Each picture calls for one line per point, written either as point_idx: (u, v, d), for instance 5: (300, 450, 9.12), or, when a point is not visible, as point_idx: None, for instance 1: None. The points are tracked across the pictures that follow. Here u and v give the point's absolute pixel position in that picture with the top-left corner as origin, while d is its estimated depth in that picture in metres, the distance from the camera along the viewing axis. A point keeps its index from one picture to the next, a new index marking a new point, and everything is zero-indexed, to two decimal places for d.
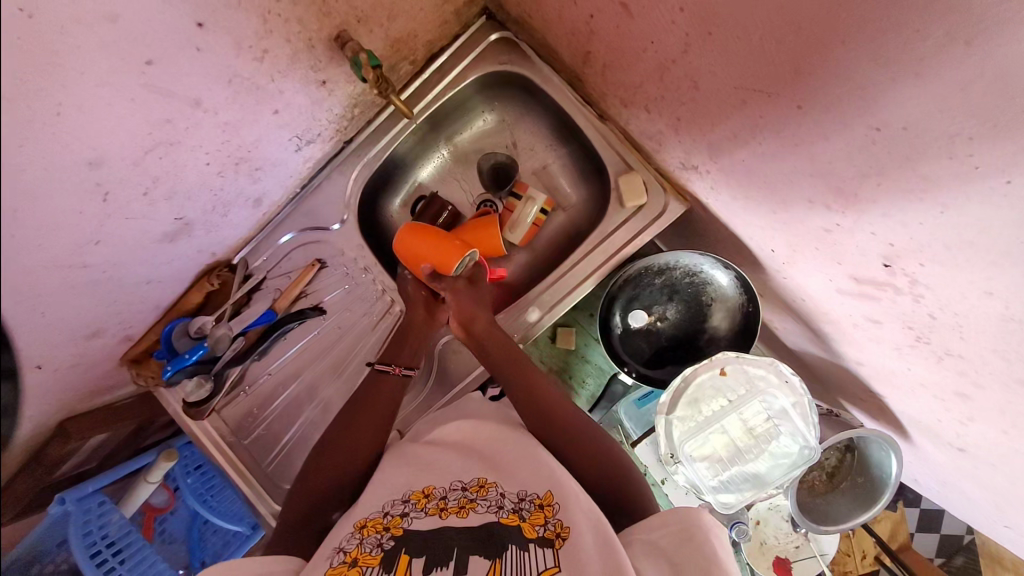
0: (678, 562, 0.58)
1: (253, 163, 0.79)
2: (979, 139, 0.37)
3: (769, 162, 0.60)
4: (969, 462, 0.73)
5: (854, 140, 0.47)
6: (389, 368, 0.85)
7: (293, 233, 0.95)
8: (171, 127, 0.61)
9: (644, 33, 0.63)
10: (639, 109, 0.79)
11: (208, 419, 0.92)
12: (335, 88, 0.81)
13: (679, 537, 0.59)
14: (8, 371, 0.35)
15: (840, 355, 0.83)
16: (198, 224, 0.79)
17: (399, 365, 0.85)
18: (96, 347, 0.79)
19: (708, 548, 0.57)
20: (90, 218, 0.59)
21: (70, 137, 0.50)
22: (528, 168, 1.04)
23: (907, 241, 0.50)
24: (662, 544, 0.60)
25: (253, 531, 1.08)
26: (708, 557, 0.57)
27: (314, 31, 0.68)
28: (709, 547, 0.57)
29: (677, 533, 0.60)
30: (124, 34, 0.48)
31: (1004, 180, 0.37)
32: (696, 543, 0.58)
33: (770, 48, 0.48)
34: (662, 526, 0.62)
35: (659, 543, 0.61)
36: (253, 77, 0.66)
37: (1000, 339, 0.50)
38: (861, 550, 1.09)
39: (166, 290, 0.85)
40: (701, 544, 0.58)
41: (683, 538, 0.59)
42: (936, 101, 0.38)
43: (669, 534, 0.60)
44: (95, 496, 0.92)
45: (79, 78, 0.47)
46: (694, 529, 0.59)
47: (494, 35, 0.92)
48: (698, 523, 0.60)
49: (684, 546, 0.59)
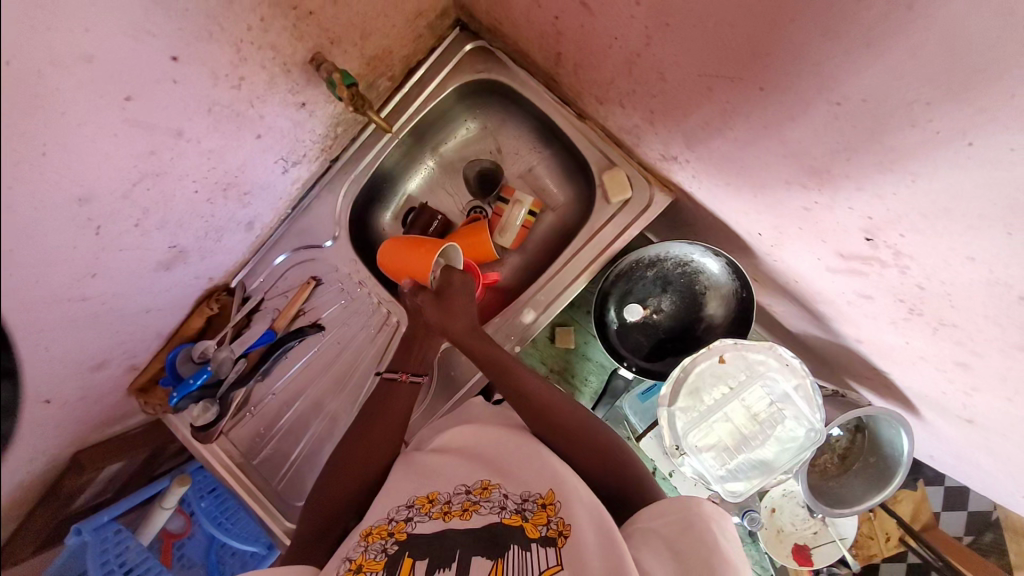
0: (679, 550, 0.57)
1: (242, 187, 0.81)
2: (934, 104, 0.37)
3: (743, 146, 0.60)
4: (979, 434, 0.72)
5: (818, 116, 0.47)
6: (396, 376, 0.84)
7: (287, 253, 0.97)
8: (156, 158, 0.63)
9: (608, 29, 0.64)
10: (615, 104, 0.79)
11: (217, 442, 0.94)
12: (315, 109, 0.83)
13: (680, 525, 0.59)
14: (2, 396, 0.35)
15: (839, 334, 0.82)
16: (193, 251, 0.81)
17: (405, 373, 0.85)
18: (102, 378, 0.81)
19: (709, 536, 0.57)
20: (85, 252, 0.61)
21: (58, 175, 0.52)
22: (514, 172, 1.05)
23: (885, 214, 0.50)
24: (664, 532, 0.60)
25: (270, 551, 1.09)
26: (710, 546, 0.56)
27: (288, 55, 0.70)
28: (710, 537, 0.57)
29: (679, 521, 0.60)
30: (101, 73, 0.50)
31: (965, 143, 0.38)
32: (697, 532, 0.58)
33: (726, 33, 0.48)
34: (664, 515, 0.61)
35: (660, 531, 0.60)
36: (232, 104, 0.68)
37: (992, 305, 0.49)
38: (884, 532, 1.06)
39: (168, 317, 0.87)
40: (702, 534, 0.57)
41: (683, 527, 0.59)
42: (888, 71, 0.38)
43: (669, 523, 0.60)
44: (112, 524, 0.93)
45: (62, 119, 0.49)
46: (695, 518, 0.59)
47: (469, 45, 0.94)
48: (699, 512, 0.59)
49: (685, 534, 0.58)
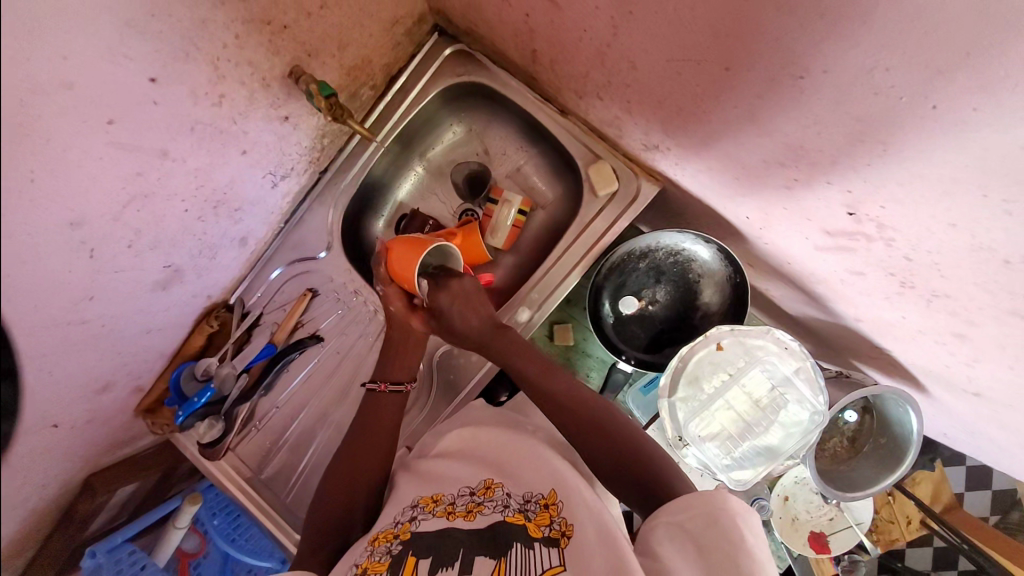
0: (704, 546, 0.57)
1: (232, 204, 0.82)
2: (894, 69, 0.37)
3: (718, 129, 0.60)
4: (986, 406, 0.70)
5: (784, 92, 0.47)
6: (375, 386, 0.85)
7: (282, 267, 0.98)
8: (144, 179, 0.64)
9: (576, 23, 0.64)
10: (592, 97, 0.80)
11: (224, 458, 0.94)
12: (298, 121, 0.84)
13: (705, 521, 0.58)
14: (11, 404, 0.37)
15: (837, 313, 0.81)
16: (188, 270, 0.82)
17: (385, 382, 0.85)
18: (108, 400, 0.82)
19: (735, 533, 0.56)
20: (80, 275, 0.62)
21: (49, 201, 0.54)
22: (502, 173, 1.06)
23: (863, 186, 0.49)
24: (688, 526, 0.59)
25: (282, 565, 1.06)
26: (735, 541, 0.55)
27: (266, 70, 0.72)
28: (736, 534, 0.56)
29: (703, 516, 0.58)
30: (83, 98, 0.52)
31: (930, 106, 0.37)
32: (723, 528, 0.57)
33: (686, 15, 0.48)
34: (689, 509, 0.60)
35: (685, 526, 0.59)
36: (215, 122, 0.69)
37: (979, 272, 0.48)
38: (905, 516, 1.01)
39: (168, 337, 0.88)
40: (728, 530, 0.56)
41: (709, 522, 0.58)
42: (845, 40, 0.38)
43: (692, 518, 0.59)
44: (124, 546, 0.94)
45: (47, 145, 0.51)
46: (720, 513, 0.58)
47: (448, 49, 0.95)
48: (725, 508, 0.58)
49: (711, 530, 0.57)
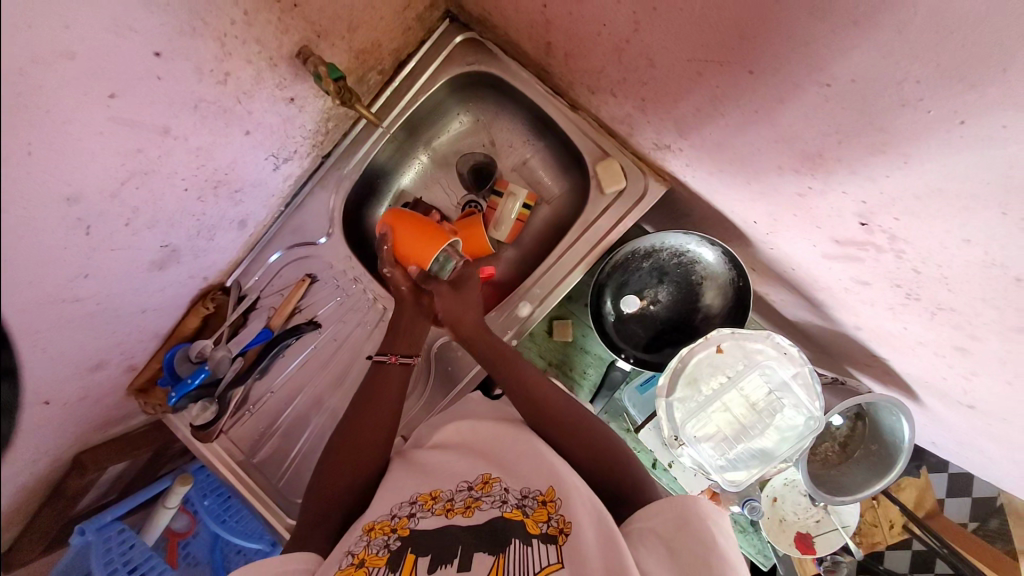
0: (676, 549, 0.57)
1: (232, 185, 0.80)
2: (925, 82, 0.37)
3: (734, 132, 0.60)
4: (980, 419, 0.71)
5: (808, 100, 0.46)
6: (386, 358, 0.84)
7: (281, 251, 0.97)
8: (143, 156, 0.62)
9: (595, 16, 0.63)
10: (606, 93, 0.79)
11: (217, 441, 0.93)
12: (304, 104, 0.82)
13: (677, 524, 0.59)
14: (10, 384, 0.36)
15: (838, 321, 0.81)
16: (185, 251, 0.80)
17: (396, 354, 0.85)
18: (100, 379, 0.80)
19: (705, 535, 0.57)
20: (75, 252, 0.61)
21: (45, 175, 0.52)
22: (508, 165, 1.05)
23: (878, 197, 0.49)
24: (660, 530, 0.60)
25: (273, 548, 1.09)
26: (706, 543, 0.56)
27: (274, 50, 0.70)
28: (707, 536, 0.57)
29: (675, 519, 0.59)
30: (85, 70, 0.50)
31: (957, 122, 0.37)
32: (694, 531, 0.57)
33: (712, 14, 0.47)
34: (660, 513, 0.61)
35: (656, 530, 0.60)
36: (219, 100, 0.67)
37: (988, 288, 0.48)
38: (887, 520, 1.05)
39: (164, 318, 0.87)
40: (699, 533, 0.57)
41: (680, 526, 0.58)
42: (878, 50, 0.37)
43: (665, 522, 0.60)
44: (114, 524, 0.92)
45: (46, 117, 0.49)
46: (691, 516, 0.59)
47: (459, 37, 0.93)
48: (697, 511, 0.59)
49: (683, 533, 0.58)
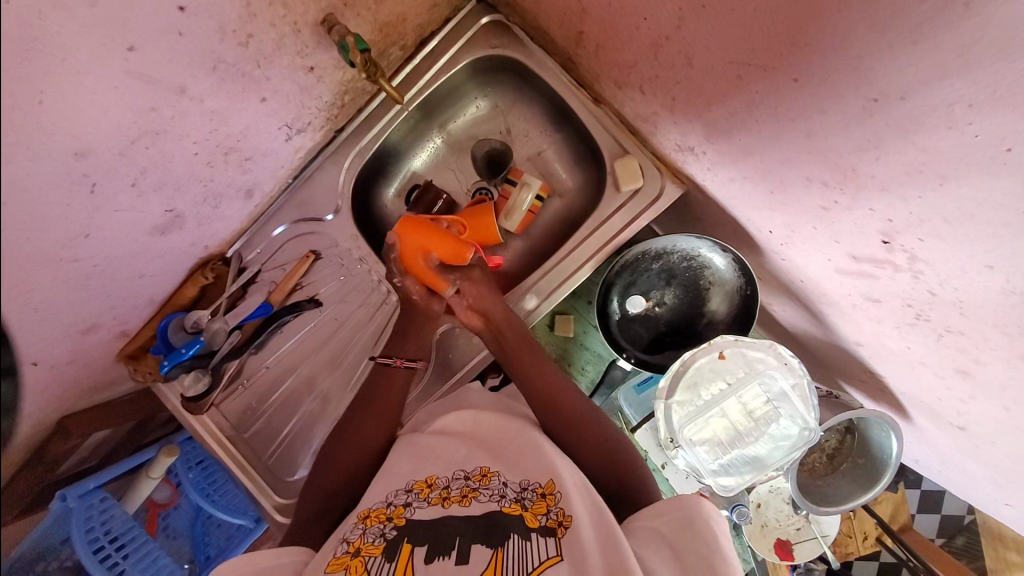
0: (680, 550, 0.58)
1: (242, 152, 0.78)
2: (977, 106, 0.37)
3: (766, 138, 0.60)
4: (969, 440, 0.72)
5: (852, 112, 0.47)
6: (391, 361, 0.83)
7: (286, 224, 0.94)
8: (157, 116, 0.60)
9: (637, 10, 0.64)
10: (634, 90, 0.79)
11: (207, 413, 0.90)
12: (323, 74, 0.80)
13: (681, 525, 0.60)
14: (6, 367, 0.34)
15: (841, 336, 0.82)
16: (190, 216, 0.78)
17: (400, 358, 0.84)
18: (92, 342, 0.77)
19: (710, 537, 0.58)
20: (78, 210, 0.58)
21: (54, 126, 0.50)
22: (523, 154, 1.03)
23: (905, 217, 0.50)
24: (664, 531, 0.61)
25: (256, 525, 1.07)
26: (711, 546, 0.57)
27: (299, 14, 0.68)
28: (711, 537, 0.58)
29: (679, 521, 0.60)
30: (105, 19, 0.48)
31: (1004, 149, 0.37)
32: (698, 531, 0.59)
33: (765, 18, 0.48)
34: (663, 514, 0.62)
35: (661, 530, 0.61)
36: (238, 64, 0.66)
37: (1003, 315, 0.49)
38: (862, 532, 1.06)
39: (160, 284, 0.84)
40: (703, 534, 0.58)
41: (685, 526, 0.59)
42: (935, 68, 0.38)
43: (669, 523, 0.61)
44: (97, 492, 0.90)
45: (60, 65, 0.47)
46: (695, 519, 0.59)
47: (486, 18, 0.91)
48: (700, 513, 0.60)
49: (686, 533, 0.59)
